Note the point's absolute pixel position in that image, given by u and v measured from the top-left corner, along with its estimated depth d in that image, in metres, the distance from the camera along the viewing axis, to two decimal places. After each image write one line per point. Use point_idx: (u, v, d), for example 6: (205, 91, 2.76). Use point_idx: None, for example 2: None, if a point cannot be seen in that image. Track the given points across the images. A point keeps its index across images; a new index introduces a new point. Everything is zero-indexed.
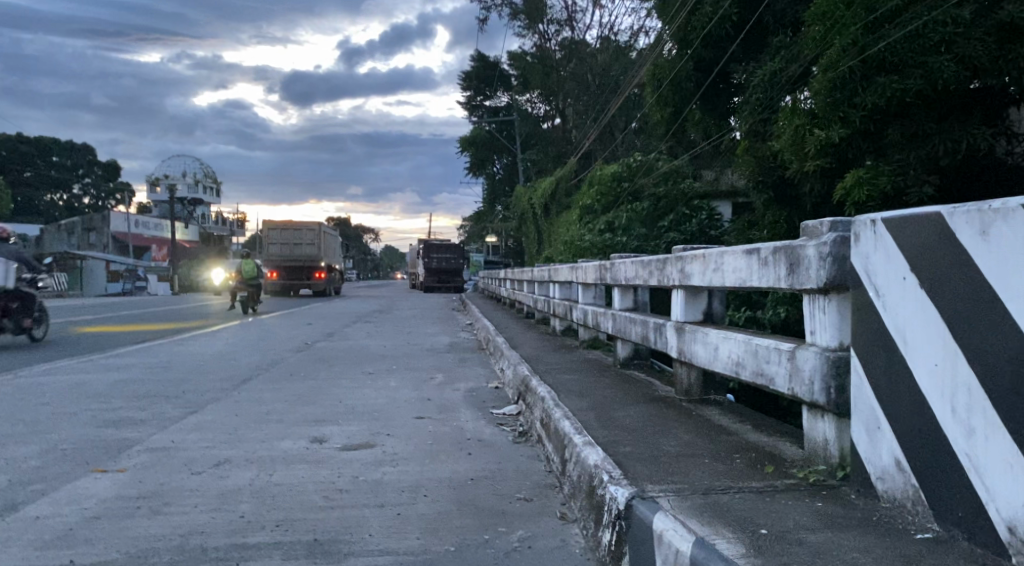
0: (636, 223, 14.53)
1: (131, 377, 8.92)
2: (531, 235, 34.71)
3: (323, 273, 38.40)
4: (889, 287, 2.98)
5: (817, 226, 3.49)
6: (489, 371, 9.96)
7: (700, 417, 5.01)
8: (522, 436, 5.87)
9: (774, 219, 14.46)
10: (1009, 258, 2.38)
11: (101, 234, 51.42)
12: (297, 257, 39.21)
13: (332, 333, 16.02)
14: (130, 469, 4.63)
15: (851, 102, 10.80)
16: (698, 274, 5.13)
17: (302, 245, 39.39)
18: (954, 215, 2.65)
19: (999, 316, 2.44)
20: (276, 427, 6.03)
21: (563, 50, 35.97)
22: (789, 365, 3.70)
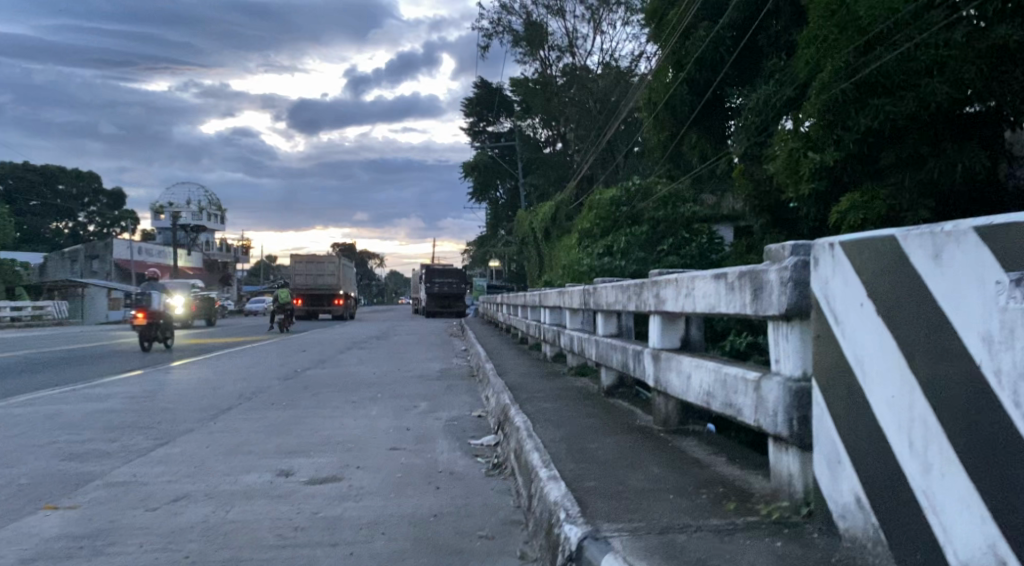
0: (637, 246, 14.04)
1: (110, 406, 8.79)
2: (532, 260, 34.54)
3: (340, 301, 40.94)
4: (848, 314, 2.84)
5: (779, 251, 3.35)
6: (476, 399, 9.81)
7: (675, 448, 4.84)
8: (495, 468, 5.70)
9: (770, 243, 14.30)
10: (965, 284, 2.27)
11: (105, 262, 51.67)
12: (319, 287, 42.16)
13: (323, 360, 15.88)
14: (82, 506, 4.50)
15: (845, 124, 10.79)
16: (671, 300, 4.98)
17: (324, 276, 41.99)
18: (908, 238, 2.53)
19: (953, 345, 2.33)
20: (244, 459, 5.89)
21: (565, 76, 35.65)
22: (754, 395, 3.54)
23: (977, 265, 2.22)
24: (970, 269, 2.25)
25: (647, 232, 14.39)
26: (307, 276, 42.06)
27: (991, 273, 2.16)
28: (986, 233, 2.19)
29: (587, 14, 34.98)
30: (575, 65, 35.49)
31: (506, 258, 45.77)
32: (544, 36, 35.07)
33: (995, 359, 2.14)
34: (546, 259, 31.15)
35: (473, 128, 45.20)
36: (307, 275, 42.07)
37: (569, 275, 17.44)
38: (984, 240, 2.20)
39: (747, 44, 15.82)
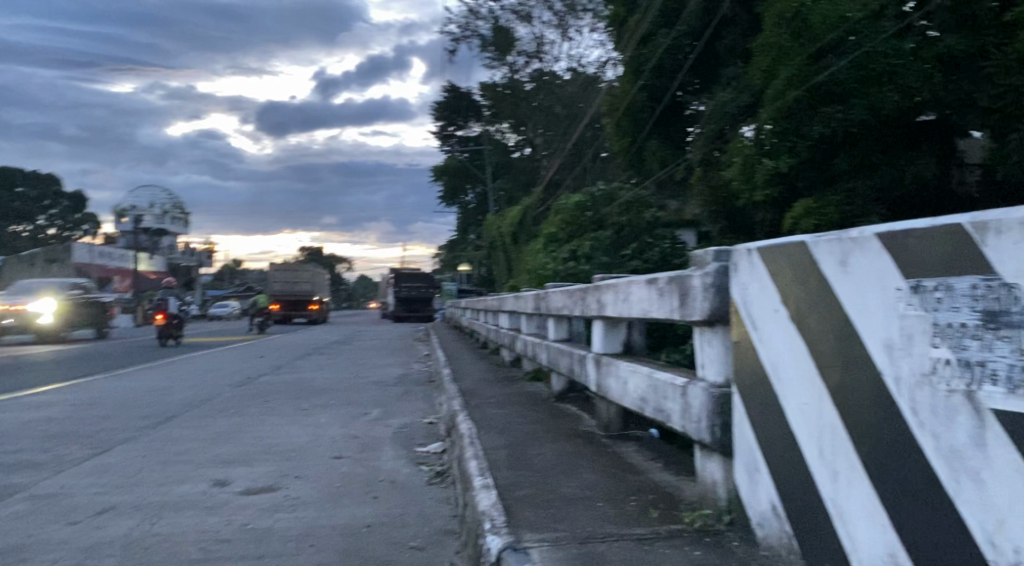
0: (600, 251, 13.95)
1: (50, 414, 8.50)
2: (499, 265, 34.44)
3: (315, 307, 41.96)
4: (765, 320, 2.84)
5: (704, 256, 3.36)
6: (430, 405, 9.72)
7: (614, 455, 4.82)
8: (438, 476, 5.63)
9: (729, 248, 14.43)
10: (868, 290, 2.27)
11: (63, 265, 50.37)
12: (296, 293, 43.17)
13: (281, 366, 15.62)
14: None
15: (798, 131, 10.87)
16: (612, 305, 4.96)
17: (300, 283, 43.14)
18: (818, 244, 2.52)
19: (858, 351, 2.32)
20: (181, 468, 5.71)
21: (534, 83, 35.79)
22: (681, 401, 3.54)
23: (880, 271, 2.22)
24: (873, 276, 2.25)
25: (611, 236, 14.29)
26: (284, 282, 43.17)
27: (892, 280, 2.16)
28: (888, 239, 2.19)
29: (555, 20, 34.99)
30: (543, 71, 35.64)
31: (475, 263, 45.58)
32: (513, 42, 35.10)
33: (895, 366, 2.14)
34: (514, 264, 31.05)
35: (442, 132, 44.71)
36: (284, 282, 43.18)
37: (534, 278, 17.13)
38: (886, 245, 2.20)
39: (707, 53, 16.00)
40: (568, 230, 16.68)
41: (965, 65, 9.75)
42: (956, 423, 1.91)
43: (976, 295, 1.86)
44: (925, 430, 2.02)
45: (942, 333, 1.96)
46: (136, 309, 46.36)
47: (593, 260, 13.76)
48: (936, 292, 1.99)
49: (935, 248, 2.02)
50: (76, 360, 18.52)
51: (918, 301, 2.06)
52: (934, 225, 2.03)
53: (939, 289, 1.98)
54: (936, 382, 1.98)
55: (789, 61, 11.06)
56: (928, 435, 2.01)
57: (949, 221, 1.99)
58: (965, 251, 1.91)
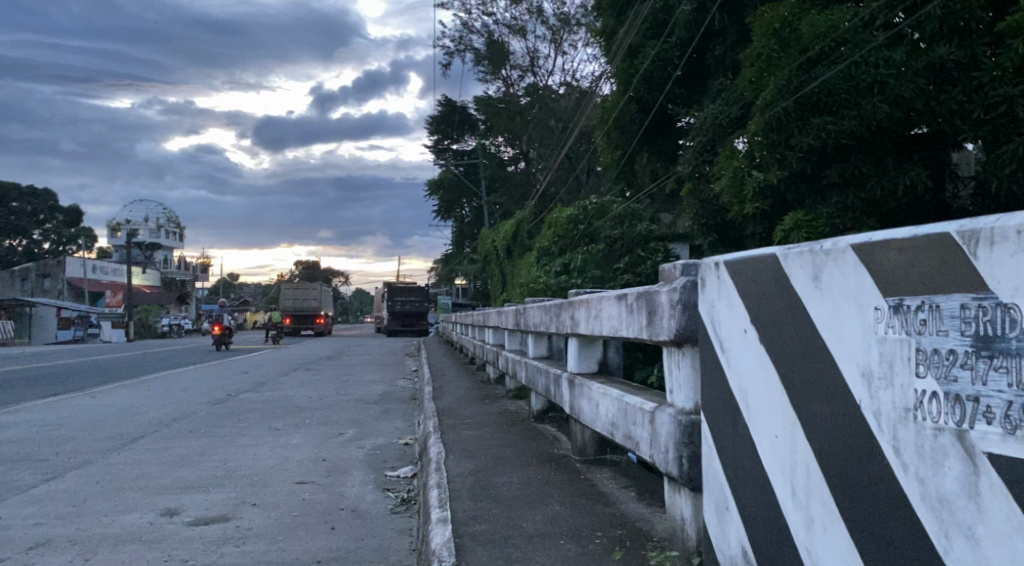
0: (592, 265, 13.43)
1: (11, 435, 8.08)
2: (493, 279, 34.01)
3: (323, 323, 44.77)
4: (733, 341, 2.56)
5: (671, 270, 3.09)
6: (408, 426, 9.39)
7: (586, 482, 4.54)
8: (404, 504, 5.31)
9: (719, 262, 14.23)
10: (843, 310, 1.98)
11: (55, 280, 49.99)
12: (305, 309, 46.01)
13: (263, 383, 15.27)
14: None
15: (788, 143, 10.62)
16: (583, 322, 4.67)
17: (309, 300, 45.88)
18: (788, 257, 2.25)
19: (833, 379, 2.03)
20: (133, 495, 5.31)
21: (528, 96, 35.67)
22: (650, 429, 3.25)
23: (856, 289, 1.93)
24: (847, 295, 1.96)
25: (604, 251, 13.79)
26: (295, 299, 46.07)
27: (870, 298, 1.87)
28: (865, 252, 1.90)
29: (549, 34, 35.00)
30: (537, 84, 35.66)
31: (469, 276, 45.26)
32: (506, 55, 35.26)
33: (875, 399, 1.85)
34: (507, 279, 30.68)
35: (437, 146, 44.42)
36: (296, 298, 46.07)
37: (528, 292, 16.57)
38: (861, 259, 1.92)
39: (697, 64, 15.74)
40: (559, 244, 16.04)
41: (957, 77, 9.42)
42: (944, 469, 1.61)
43: (966, 316, 1.56)
44: (909, 475, 1.73)
45: (927, 361, 1.67)
46: (126, 325, 45.84)
47: (586, 274, 13.36)
48: (920, 313, 1.70)
49: (918, 263, 1.72)
50: (80, 373, 19.00)
51: (898, 323, 1.77)
52: (917, 235, 1.74)
53: (923, 310, 1.69)
54: (921, 419, 1.69)
55: (778, 71, 10.80)
56: (912, 482, 1.72)
57: (933, 229, 1.70)
58: (953, 266, 1.61)
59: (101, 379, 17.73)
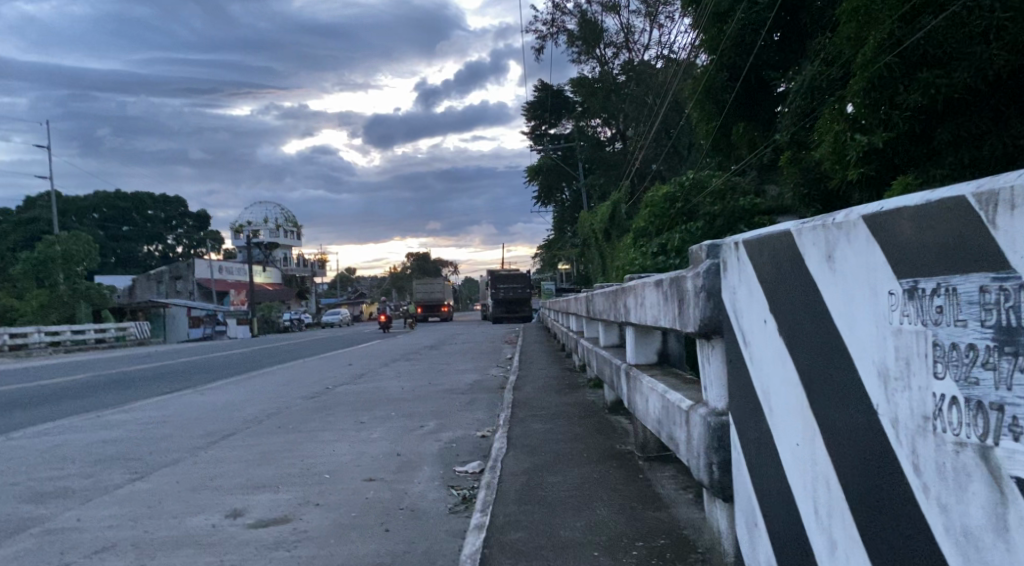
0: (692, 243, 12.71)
1: (118, 435, 8.63)
2: (593, 263, 33.36)
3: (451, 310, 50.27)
4: (754, 331, 2.24)
5: (698, 252, 2.79)
6: (489, 416, 9.25)
7: (644, 480, 4.25)
8: (464, 502, 5.18)
9: None
10: (861, 293, 1.67)
11: (186, 281, 53.69)
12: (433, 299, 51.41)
13: (362, 375, 15.69)
14: None
15: (892, 102, 9.41)
16: (634, 310, 4.36)
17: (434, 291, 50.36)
18: (802, 233, 1.93)
19: (850, 380, 1.71)
20: (205, 496, 5.50)
21: (624, 74, 34.52)
22: (685, 430, 2.92)
23: (869, 268, 1.64)
24: (861, 277, 1.67)
25: (703, 227, 13.08)
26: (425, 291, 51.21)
27: (883, 281, 1.58)
28: (878, 224, 1.60)
29: (644, 8, 33.89)
30: (633, 60, 34.47)
31: (572, 259, 44.75)
32: (600, 33, 34.16)
33: (893, 404, 1.54)
34: (607, 261, 29.94)
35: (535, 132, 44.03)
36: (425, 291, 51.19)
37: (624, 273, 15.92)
38: (873, 232, 1.62)
39: (792, 24, 14.73)
40: (657, 226, 14.47)
41: None
42: (969, 496, 1.29)
43: (987, 303, 1.25)
44: (931, 499, 1.41)
45: (946, 358, 1.36)
46: (250, 322, 48.73)
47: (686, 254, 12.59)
48: (935, 298, 1.39)
49: (934, 236, 1.41)
50: (202, 369, 20.32)
51: (913, 311, 1.47)
52: (930, 202, 1.43)
53: (939, 294, 1.38)
54: (940, 432, 1.37)
55: (877, 24, 9.51)
56: (935, 509, 1.39)
57: (950, 194, 1.37)
58: (971, 238, 1.29)
59: (218, 373, 18.84)
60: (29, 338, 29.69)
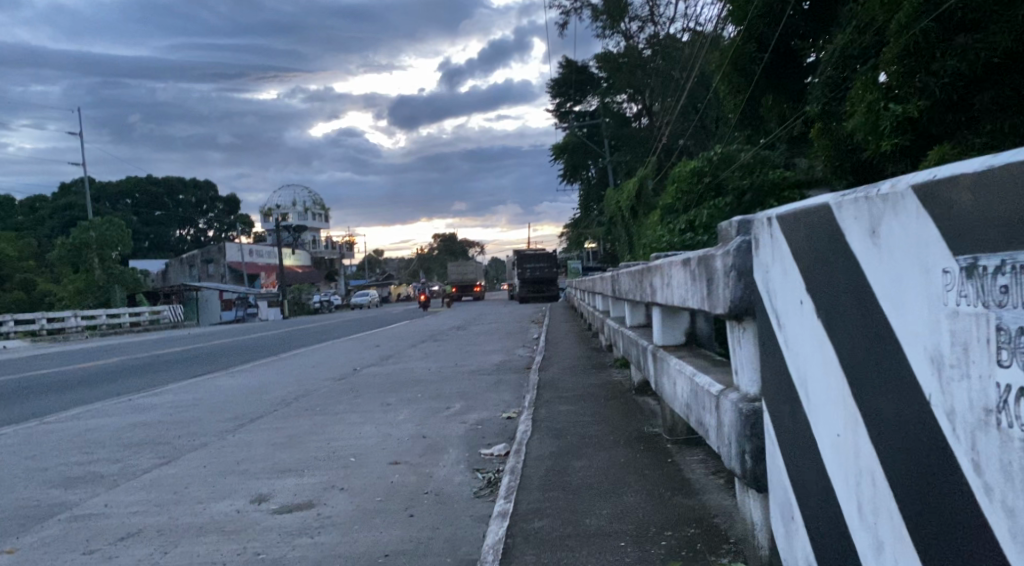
0: (720, 219, 12.55)
1: (148, 418, 8.74)
2: (620, 241, 32.97)
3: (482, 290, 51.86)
4: (789, 314, 2.09)
5: (728, 229, 2.63)
6: (515, 397, 9.15)
7: (672, 464, 4.13)
8: (489, 485, 5.10)
9: None
10: (909, 271, 1.52)
11: (217, 264, 54.37)
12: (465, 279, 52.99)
13: (388, 357, 15.72)
14: (20, 549, 4.19)
15: (929, 69, 8.96)
16: (660, 289, 4.21)
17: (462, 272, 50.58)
18: (842, 207, 1.78)
19: (898, 366, 1.56)
20: (231, 481, 5.50)
21: (650, 48, 33.66)
22: (715, 416, 2.78)
23: (920, 244, 1.48)
24: (911, 254, 1.51)
25: (732, 202, 12.85)
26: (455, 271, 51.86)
27: (937, 258, 1.43)
28: (931, 196, 1.44)
29: None
30: (658, 34, 33.47)
31: (599, 238, 44.33)
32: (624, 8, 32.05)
33: (949, 395, 1.39)
34: (634, 239, 29.55)
35: (560, 109, 43.60)
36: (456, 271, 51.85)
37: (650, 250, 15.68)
38: (925, 203, 1.46)
39: None
40: (684, 203, 14.24)
41: None
42: None
43: None
44: (994, 501, 1.26)
45: (1013, 345, 1.20)
46: (280, 304, 49.27)
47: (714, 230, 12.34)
48: (999, 277, 1.24)
49: (996, 205, 1.26)
50: (233, 351, 20.56)
51: (973, 290, 1.31)
52: (993, 167, 1.27)
53: (1004, 271, 1.23)
54: (1005, 427, 1.22)
55: None
56: (998, 511, 1.24)
57: (1016, 158, 1.22)
58: None
59: (248, 356, 19.03)
60: (66, 323, 30.36)
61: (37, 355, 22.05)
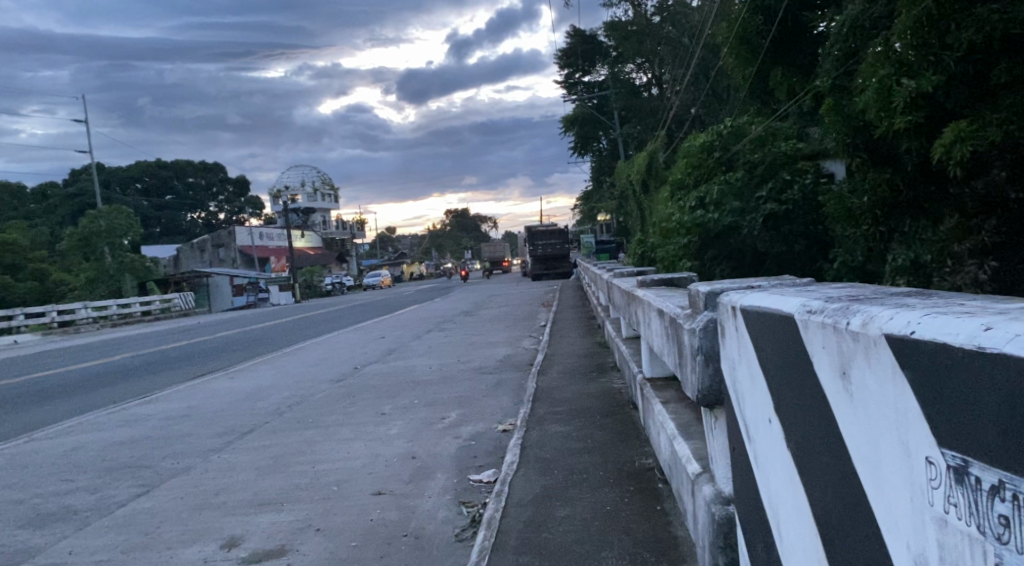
0: (731, 195, 12.20)
1: (135, 434, 8.52)
2: (632, 215, 32.18)
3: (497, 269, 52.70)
4: (758, 429, 1.77)
5: (698, 296, 2.31)
6: (514, 403, 8.82)
7: (659, 514, 3.82)
8: (472, 523, 4.82)
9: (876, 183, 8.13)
10: (885, 433, 1.18)
11: (229, 249, 54.05)
12: None
13: (392, 351, 15.41)
14: None
15: (943, 43, 6.66)
16: (644, 323, 3.86)
17: None
18: (807, 325, 1.44)
19: (875, 552, 1.24)
20: (205, 520, 5.27)
21: (659, 15, 32.64)
22: (692, 503, 2.47)
23: (898, 410, 1.12)
24: (886, 413, 1.17)
25: (742, 176, 12.48)
26: None
27: (918, 439, 1.07)
28: (905, 349, 1.09)
29: None
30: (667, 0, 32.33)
31: (610, 213, 43.47)
32: None
33: None
34: (645, 215, 28.70)
35: (568, 80, 42.60)
36: None
37: (659, 230, 15.11)
38: (900, 358, 1.10)
39: None
40: (694, 178, 13.74)
41: None
42: None
43: None
44: None
45: None
46: (291, 287, 49.10)
47: (724, 206, 12.18)
48: (1000, 505, 0.89)
49: (992, 401, 0.90)
50: (239, 344, 20.37)
51: (964, 502, 0.96)
52: (984, 349, 0.90)
53: (1002, 494, 0.89)
54: None
55: None
56: None
57: (1017, 343, 0.85)
58: None
59: (253, 349, 18.80)
60: (77, 315, 30.16)
61: (46, 353, 21.92)
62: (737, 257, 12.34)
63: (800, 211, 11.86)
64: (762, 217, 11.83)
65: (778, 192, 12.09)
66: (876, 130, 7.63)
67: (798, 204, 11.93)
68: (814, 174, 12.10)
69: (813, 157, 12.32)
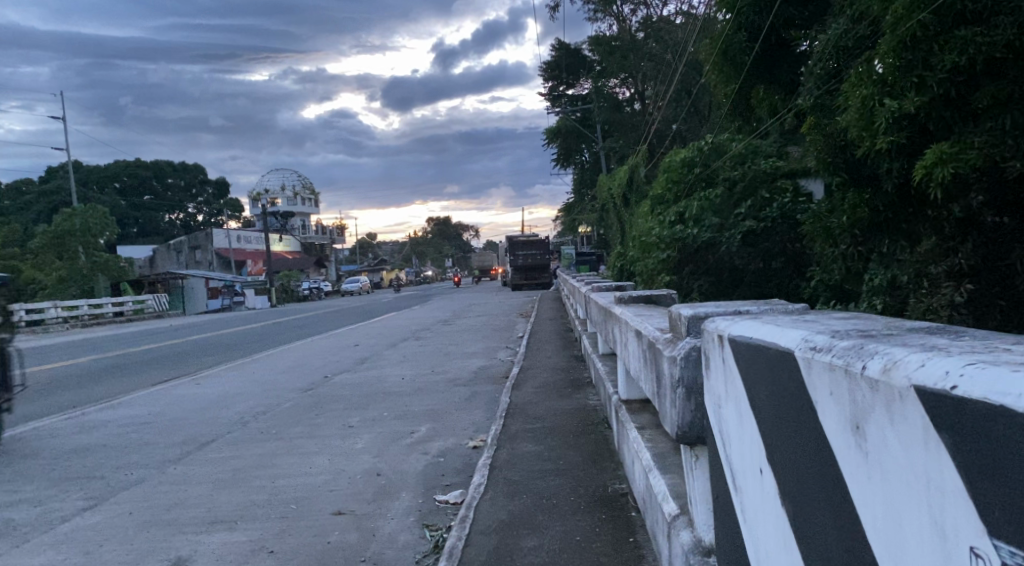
0: (710, 211, 12.09)
1: (89, 442, 8.13)
2: (612, 228, 31.98)
3: None
4: (748, 477, 1.54)
5: (679, 321, 2.10)
6: (486, 418, 8.56)
7: (631, 547, 3.60)
8: (434, 549, 4.56)
9: (856, 203, 8.01)
10: (912, 500, 0.95)
11: (205, 251, 53.21)
12: None
13: (366, 360, 15.07)
14: None
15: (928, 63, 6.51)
16: (621, 342, 3.64)
17: None
18: (811, 365, 1.22)
19: None
20: (152, 538, 4.95)
21: (644, 30, 32.55)
22: (667, 546, 2.25)
23: (930, 479, 0.90)
24: (912, 481, 0.95)
25: (722, 193, 12.35)
26: None
27: (960, 524, 0.84)
28: (940, 406, 0.87)
29: None
30: (652, 16, 32.23)
31: (591, 225, 43.38)
32: None
33: None
34: (626, 229, 28.53)
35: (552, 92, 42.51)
36: None
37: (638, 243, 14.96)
38: (938, 416, 0.88)
39: None
40: (673, 193, 13.60)
41: None
42: None
43: None
44: None
45: None
46: (267, 292, 48.45)
47: (704, 222, 12.04)
48: None
49: None
50: (211, 348, 19.87)
51: None
52: None
53: None
54: None
55: None
56: None
57: None
58: None
59: (224, 353, 18.35)
60: (46, 314, 29.39)
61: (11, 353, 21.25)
62: (714, 274, 12.14)
63: (779, 227, 11.76)
64: (740, 234, 11.69)
65: (758, 209, 11.99)
66: (857, 149, 7.50)
67: (777, 221, 11.81)
68: (794, 192, 11.99)
69: (792, 174, 12.21)
